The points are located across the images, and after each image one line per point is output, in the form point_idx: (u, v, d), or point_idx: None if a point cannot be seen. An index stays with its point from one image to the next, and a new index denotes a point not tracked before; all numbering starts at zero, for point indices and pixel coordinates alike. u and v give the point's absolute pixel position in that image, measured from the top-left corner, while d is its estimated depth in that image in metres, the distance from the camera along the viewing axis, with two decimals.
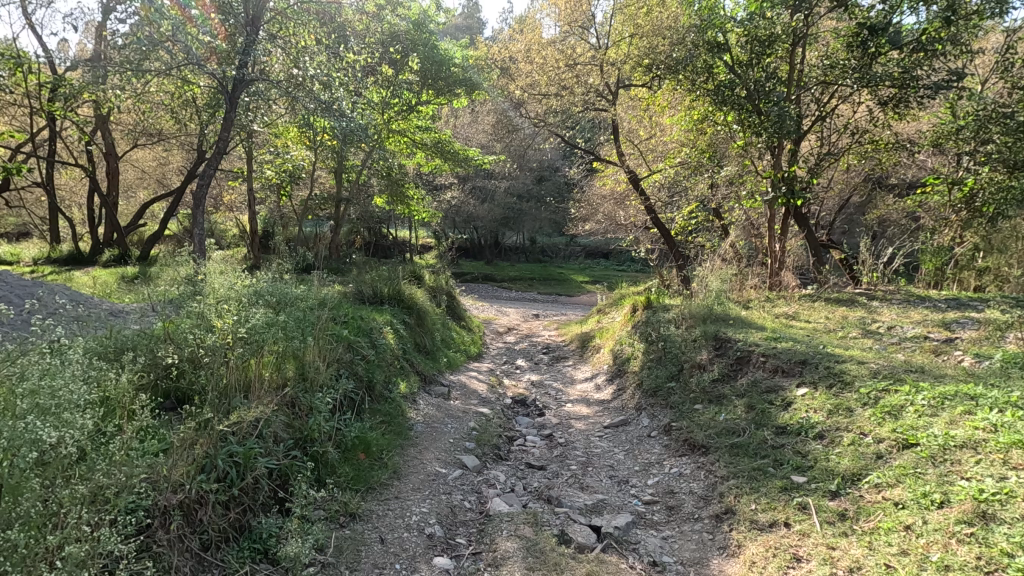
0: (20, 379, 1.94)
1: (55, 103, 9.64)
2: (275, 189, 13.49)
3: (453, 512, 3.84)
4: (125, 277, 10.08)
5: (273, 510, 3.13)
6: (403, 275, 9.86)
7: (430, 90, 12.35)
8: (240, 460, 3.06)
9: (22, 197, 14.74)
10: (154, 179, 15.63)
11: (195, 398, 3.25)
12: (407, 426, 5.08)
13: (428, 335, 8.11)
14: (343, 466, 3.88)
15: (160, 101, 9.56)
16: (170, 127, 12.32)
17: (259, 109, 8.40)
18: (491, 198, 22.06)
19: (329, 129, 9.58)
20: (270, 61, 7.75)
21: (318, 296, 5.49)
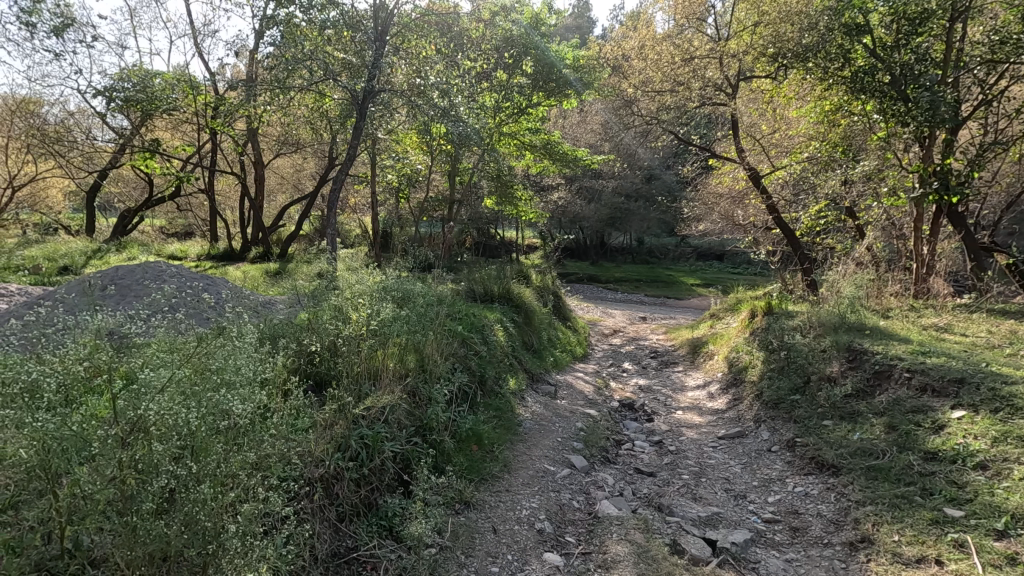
0: (207, 356, 2.26)
1: (218, 119, 11.05)
2: (394, 193, 14.41)
3: (562, 510, 3.88)
4: (269, 272, 11.35)
5: (397, 491, 3.37)
6: (512, 274, 10.09)
7: (541, 92, 12.51)
8: (369, 442, 3.33)
9: (189, 201, 17.07)
10: (292, 185, 17.35)
11: (332, 382, 3.59)
12: (516, 422, 5.21)
13: (535, 334, 8.23)
14: (458, 456, 4.07)
15: (300, 115, 10.61)
16: (307, 137, 13.61)
17: (383, 118, 9.02)
18: (598, 198, 21.85)
19: (445, 133, 10.06)
20: (395, 72, 8.31)
21: (435, 293, 5.80)
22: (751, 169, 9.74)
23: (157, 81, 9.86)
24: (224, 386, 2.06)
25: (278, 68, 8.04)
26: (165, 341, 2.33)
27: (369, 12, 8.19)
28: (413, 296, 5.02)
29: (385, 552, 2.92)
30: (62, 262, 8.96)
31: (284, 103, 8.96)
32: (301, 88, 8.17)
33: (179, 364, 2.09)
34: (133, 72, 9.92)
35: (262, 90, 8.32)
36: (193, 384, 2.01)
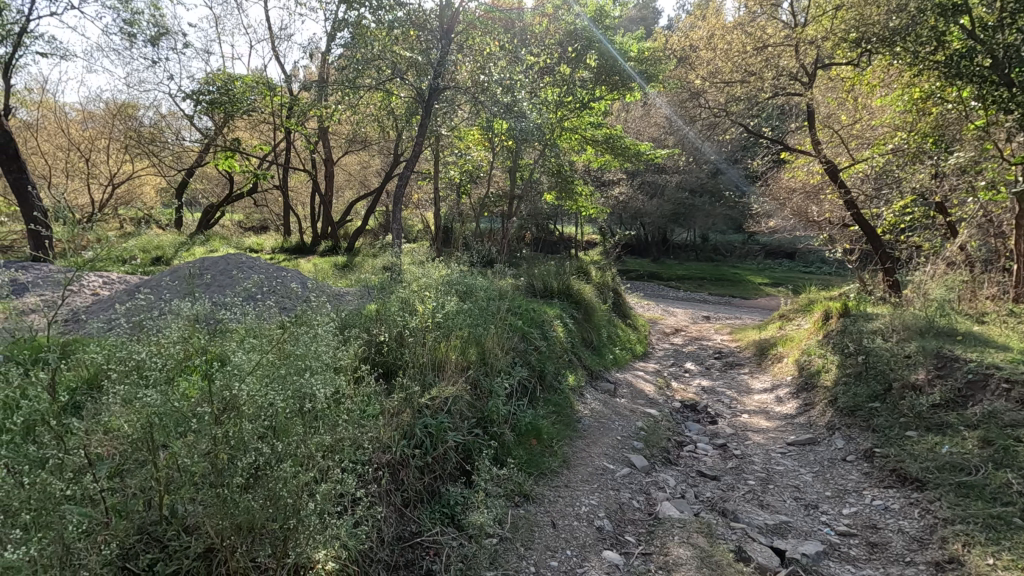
0: (291, 342, 2.39)
1: (293, 119, 11.64)
2: (456, 189, 14.66)
3: (621, 509, 3.83)
4: (337, 265, 11.87)
5: (459, 481, 3.45)
6: (571, 271, 10.04)
7: (604, 86, 12.15)
8: (433, 431, 3.42)
9: (265, 197, 18.07)
10: (359, 181, 18.00)
11: (398, 372, 3.70)
12: (575, 419, 5.19)
13: (595, 331, 8.16)
14: (518, 449, 4.10)
15: (369, 113, 10.95)
16: (374, 135, 14.09)
17: (447, 115, 9.20)
18: (661, 194, 21.36)
19: (507, 129, 10.14)
20: (458, 70, 8.43)
21: (497, 287, 5.86)
22: (827, 162, 9.36)
23: (237, 84, 10.48)
24: (307, 371, 2.18)
25: (349, 69, 8.35)
26: (252, 327, 2.49)
27: (434, 11, 8.20)
28: (475, 291, 5.10)
29: (447, 539, 2.99)
30: (155, 253, 9.73)
31: (354, 103, 9.31)
32: (370, 87, 8.45)
33: (267, 349, 2.23)
34: (216, 77, 10.57)
35: (334, 91, 8.68)
36: (278, 368, 2.13)
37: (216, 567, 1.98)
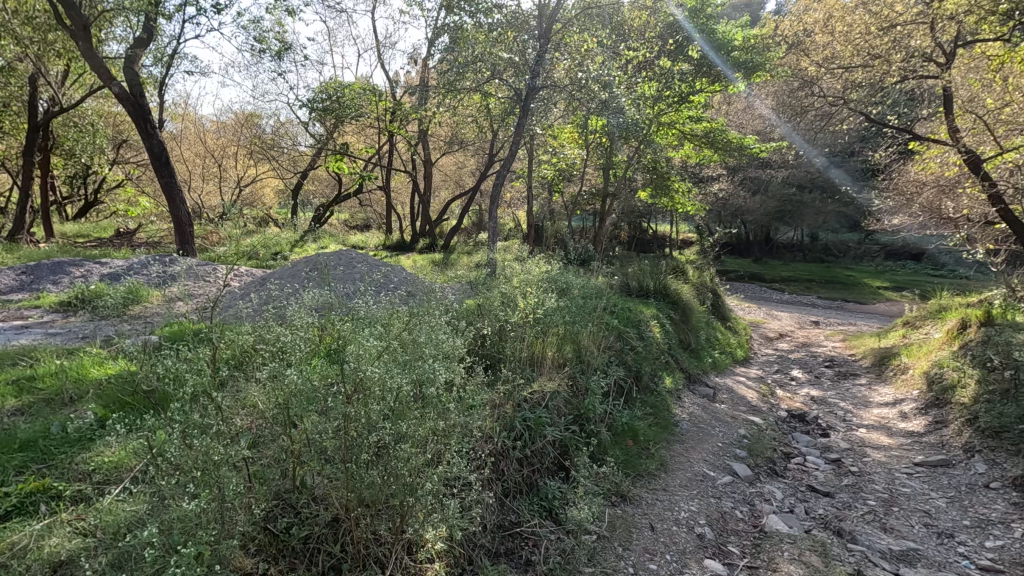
0: (410, 333, 2.53)
1: (396, 123, 12.23)
2: (549, 187, 14.71)
3: (723, 518, 3.68)
4: (435, 261, 12.32)
5: (557, 476, 3.48)
6: (667, 269, 9.73)
7: (705, 78, 11.70)
8: (532, 425, 3.49)
9: (370, 198, 19.23)
10: (454, 181, 18.62)
11: (499, 364, 3.79)
12: (672, 422, 5.04)
13: (693, 333, 7.86)
14: (615, 449, 4.06)
15: (468, 115, 11.23)
16: (471, 136, 14.47)
17: (544, 113, 9.17)
18: (766, 190, 20.10)
19: (604, 126, 10.00)
20: (557, 68, 8.35)
21: (593, 285, 5.81)
22: (968, 152, 8.24)
23: (349, 92, 11.24)
24: (425, 358, 2.31)
25: (450, 71, 8.48)
26: (374, 317, 2.67)
27: (534, 11, 8.17)
28: (572, 287, 5.08)
29: (546, 531, 3.03)
30: (275, 248, 10.65)
31: (454, 105, 9.59)
32: (470, 90, 8.60)
33: (392, 337, 2.39)
34: (331, 85, 11.36)
35: (435, 93, 8.99)
36: (401, 355, 2.29)
37: (341, 536, 2.14)
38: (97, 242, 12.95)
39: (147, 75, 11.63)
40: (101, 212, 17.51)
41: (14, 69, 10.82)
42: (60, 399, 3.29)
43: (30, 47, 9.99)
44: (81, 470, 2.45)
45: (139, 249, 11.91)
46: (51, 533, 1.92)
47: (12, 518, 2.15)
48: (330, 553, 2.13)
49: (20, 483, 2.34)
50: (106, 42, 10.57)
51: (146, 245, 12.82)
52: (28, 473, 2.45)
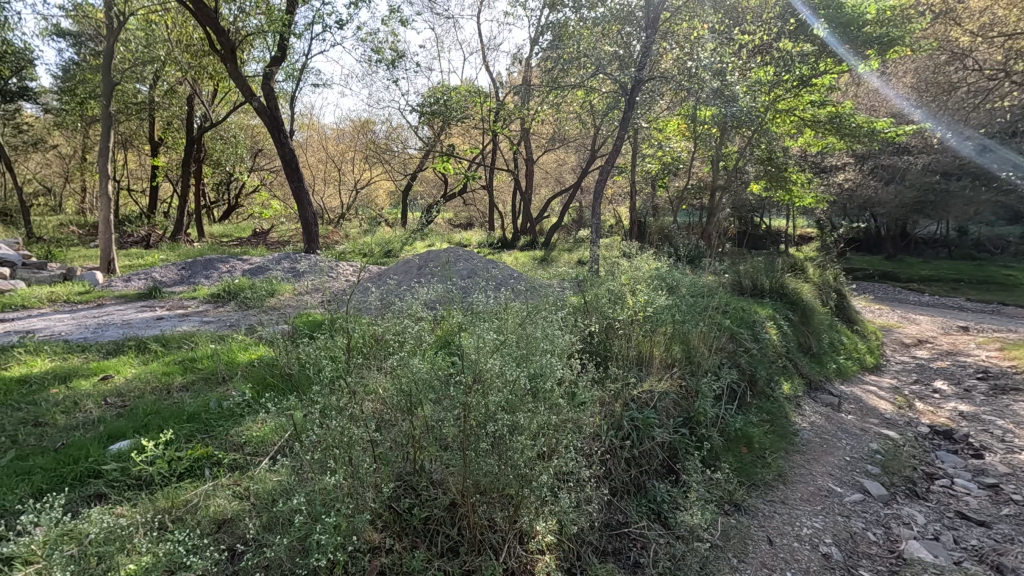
0: (524, 327, 2.59)
1: (500, 123, 12.46)
2: (654, 181, 14.24)
3: (853, 539, 3.35)
4: (536, 258, 12.42)
5: (666, 479, 3.38)
6: (784, 267, 9.04)
7: (829, 57, 10.60)
8: (640, 425, 3.41)
9: (473, 197, 19.82)
10: (555, 178, 18.65)
11: (606, 361, 3.75)
12: (792, 431, 4.68)
13: (814, 336, 7.24)
14: (728, 455, 3.85)
15: (571, 112, 11.17)
16: (573, 133, 14.38)
17: (650, 105, 8.86)
18: (902, 179, 17.98)
19: (714, 116, 9.48)
20: (665, 58, 8.01)
21: (704, 283, 5.55)
22: None
23: (456, 95, 11.65)
24: (540, 353, 2.35)
25: (553, 69, 8.39)
26: (488, 310, 2.76)
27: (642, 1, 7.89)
28: (682, 285, 4.88)
29: (655, 534, 2.96)
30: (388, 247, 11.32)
31: (557, 102, 9.57)
32: (573, 86, 8.53)
33: (509, 331, 2.47)
34: (438, 90, 11.85)
35: (539, 92, 9.01)
36: (518, 349, 2.36)
37: (458, 520, 2.24)
38: (238, 242, 14.54)
39: (281, 90, 12.90)
40: (241, 215, 19.60)
41: (176, 91, 12.48)
42: (216, 377, 3.76)
43: (189, 71, 11.42)
44: (235, 441, 2.79)
45: (273, 248, 13.22)
46: (216, 494, 2.20)
47: (185, 479, 2.50)
48: (448, 535, 2.24)
49: (189, 449, 2.71)
50: (247, 63, 11.85)
51: (278, 244, 14.18)
52: (195, 441, 2.82)
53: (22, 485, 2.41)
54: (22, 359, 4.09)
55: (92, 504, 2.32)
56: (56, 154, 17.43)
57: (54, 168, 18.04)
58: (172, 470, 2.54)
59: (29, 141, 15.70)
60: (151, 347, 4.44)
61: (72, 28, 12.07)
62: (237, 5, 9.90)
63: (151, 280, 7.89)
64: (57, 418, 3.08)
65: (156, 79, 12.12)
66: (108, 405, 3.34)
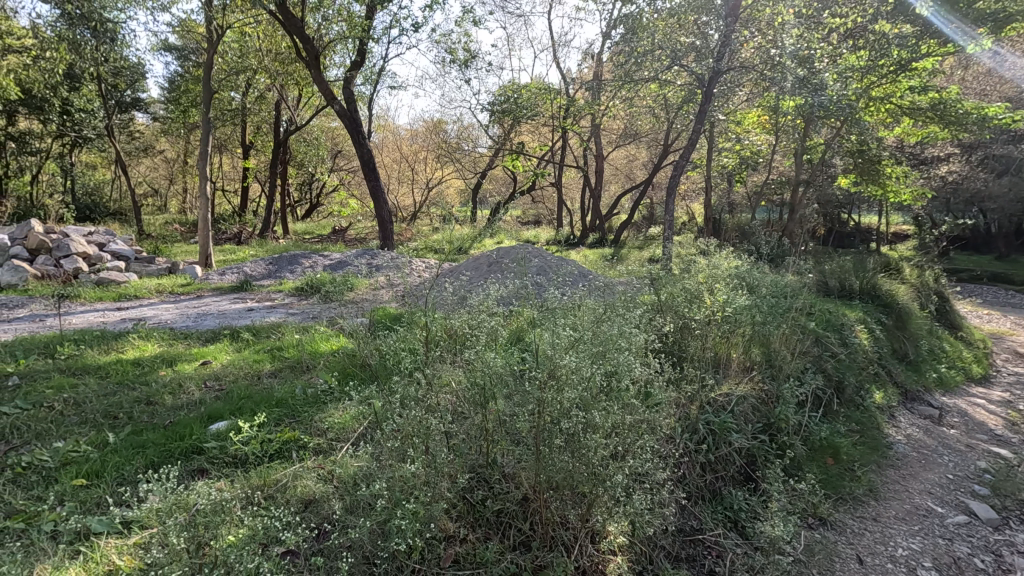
0: (598, 323, 2.56)
1: (570, 119, 12.36)
2: (730, 176, 13.63)
3: (957, 564, 3.07)
4: (606, 256, 12.23)
5: (743, 486, 3.24)
6: (877, 267, 8.38)
7: (933, 38, 9.60)
8: (716, 429, 3.28)
9: (542, 194, 19.80)
10: (625, 174, 18.27)
11: (681, 361, 3.64)
12: (884, 444, 4.34)
13: (911, 342, 6.66)
14: (812, 465, 3.63)
15: (644, 108, 10.89)
16: (645, 128, 14.00)
17: (728, 96, 8.47)
18: (1018, 170, 16.14)
19: (799, 106, 8.92)
20: (746, 47, 7.59)
21: (787, 283, 5.24)
22: None
23: (527, 92, 11.67)
24: (616, 351, 2.32)
25: (626, 62, 8.15)
26: (561, 306, 2.76)
27: None
28: (762, 285, 4.64)
29: (731, 543, 2.84)
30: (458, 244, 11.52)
31: (630, 97, 9.33)
32: (646, 80, 8.30)
33: (585, 327, 2.45)
34: (509, 88, 11.91)
35: (610, 87, 8.84)
36: (595, 345, 2.33)
37: (530, 515, 2.26)
38: (320, 239, 15.34)
39: (359, 93, 13.45)
40: (321, 213, 20.62)
41: (265, 97, 13.32)
42: (301, 366, 3.99)
43: (277, 78, 12.15)
44: (320, 427, 2.95)
45: (351, 245, 13.83)
46: (303, 475, 2.34)
47: (276, 460, 2.68)
48: (520, 529, 2.26)
49: (279, 432, 2.89)
50: (329, 68, 12.46)
51: (355, 241, 14.82)
52: (283, 425, 3.01)
53: (137, 457, 2.67)
54: (136, 343, 4.52)
55: (197, 478, 2.54)
56: (162, 158, 19.10)
57: (161, 171, 19.80)
58: (264, 451, 2.74)
59: (140, 146, 17.29)
60: (244, 336, 4.78)
61: (177, 42, 13.17)
62: (321, 13, 10.40)
63: (242, 274, 8.49)
64: (165, 398, 3.39)
65: (249, 87, 13.01)
66: (208, 388, 3.63)
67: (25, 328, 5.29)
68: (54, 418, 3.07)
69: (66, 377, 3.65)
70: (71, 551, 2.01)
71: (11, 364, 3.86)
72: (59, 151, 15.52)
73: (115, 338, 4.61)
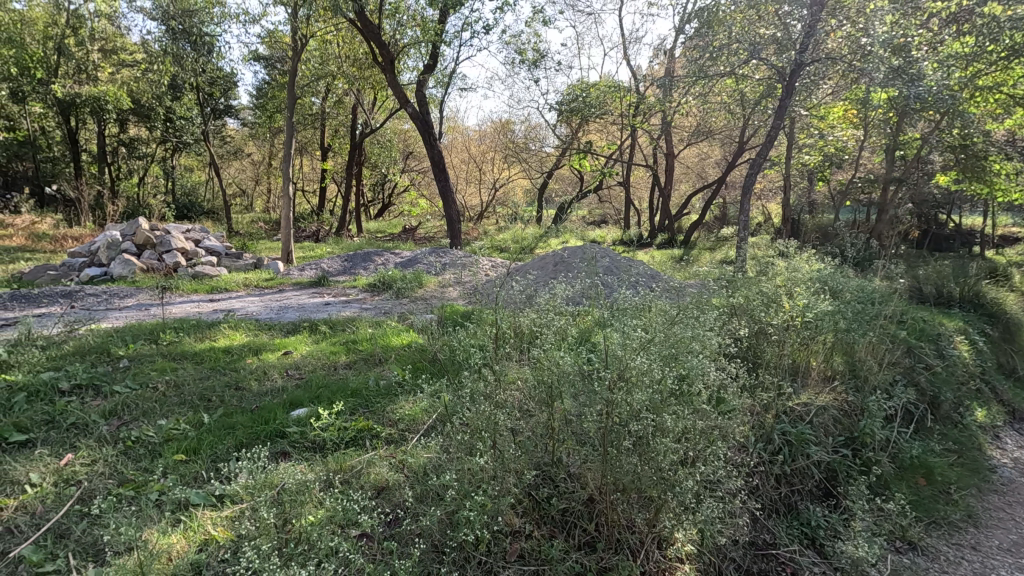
0: (669, 325, 2.50)
1: (640, 117, 12.09)
2: (812, 175, 12.85)
3: None
4: (675, 257, 11.89)
5: (822, 502, 3.06)
6: (980, 272, 7.63)
7: None
8: (792, 440, 3.11)
9: (609, 194, 19.51)
10: (696, 173, 17.65)
11: (757, 367, 3.48)
12: (986, 467, 3.95)
13: (1021, 356, 6.01)
14: (901, 485, 3.36)
15: (719, 103, 10.46)
16: (720, 124, 13.46)
17: (811, 90, 7.98)
18: None
19: (893, 98, 8.27)
20: (833, 37, 7.10)
21: (875, 288, 4.87)
22: None
23: (597, 90, 11.52)
24: (689, 355, 2.26)
25: (701, 57, 7.84)
26: (630, 307, 2.71)
27: None
28: (848, 289, 4.33)
29: (808, 562, 2.70)
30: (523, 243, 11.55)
31: (703, 93, 9.00)
32: (722, 75, 7.97)
33: (657, 328, 2.41)
34: (578, 87, 11.81)
35: (683, 83, 8.54)
36: (666, 348, 2.29)
37: (595, 516, 2.25)
38: (391, 237, 15.87)
39: (431, 95, 13.80)
40: (392, 212, 21.30)
41: (343, 102, 13.96)
42: (373, 358, 4.17)
43: (355, 83, 12.71)
44: (391, 418, 3.07)
45: (421, 244, 14.24)
46: (376, 463, 2.46)
47: (351, 447, 2.81)
48: (585, 529, 2.26)
49: (354, 421, 3.03)
50: (402, 72, 12.88)
51: (424, 240, 15.22)
52: (357, 414, 3.16)
53: (228, 437, 2.88)
54: (226, 333, 4.88)
55: (280, 460, 2.72)
56: (250, 161, 20.41)
57: (248, 173, 21.19)
58: (341, 438, 2.89)
59: (231, 150, 18.57)
60: (322, 328, 5.04)
61: (265, 52, 14.05)
62: (396, 20, 10.96)
63: (320, 270, 8.95)
64: (252, 384, 3.64)
65: (329, 92, 13.68)
66: (289, 376, 3.87)
67: (132, 316, 5.83)
68: (157, 398, 3.37)
69: (168, 362, 4.01)
70: (173, 519, 2.21)
71: (121, 348, 4.27)
72: (162, 156, 16.97)
73: (209, 328, 5.00)
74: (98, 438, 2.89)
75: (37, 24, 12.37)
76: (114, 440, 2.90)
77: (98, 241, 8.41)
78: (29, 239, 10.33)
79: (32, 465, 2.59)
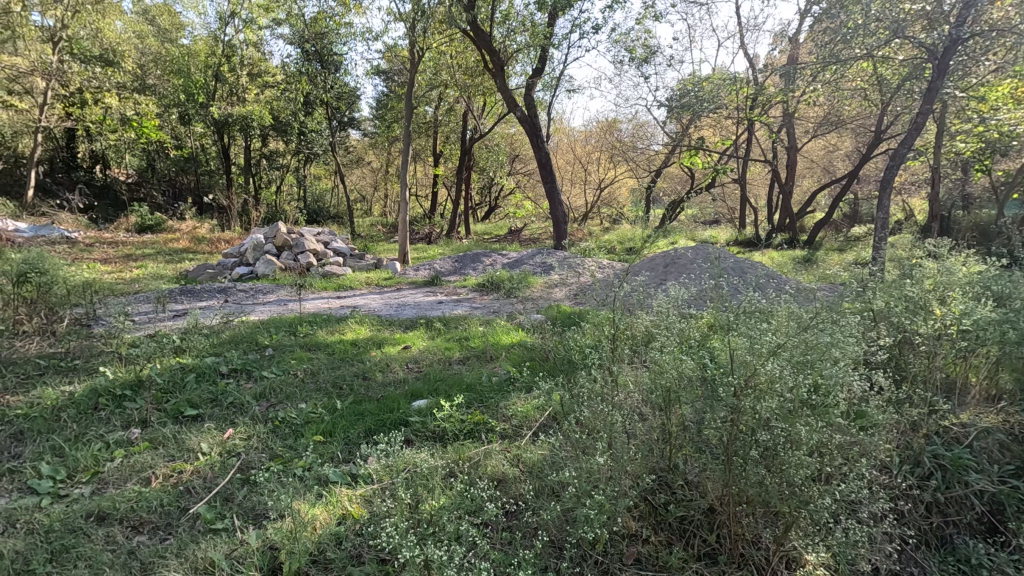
0: (802, 328, 2.33)
1: (756, 110, 11.32)
2: (968, 165, 11.25)
3: None
4: (795, 258, 11.02)
5: (983, 536, 2.67)
6: None
7: None
8: (948, 464, 2.75)
9: (722, 193, 18.48)
10: (822, 168, 16.18)
11: (902, 380, 3.14)
12: None
13: None
14: None
15: (852, 89, 9.48)
16: (851, 112, 12.23)
17: (967, 69, 6.99)
18: None
19: None
20: (999, 6, 6.17)
21: None
22: None
23: (709, 83, 10.92)
24: (828, 363, 2.08)
25: (832, 41, 7.19)
26: (755, 311, 2.57)
27: None
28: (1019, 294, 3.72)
29: None
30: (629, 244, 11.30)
31: (833, 80, 8.26)
32: (855, 60, 7.26)
33: (788, 333, 2.23)
34: (690, 82, 11.29)
35: (810, 70, 7.87)
36: (800, 354, 2.12)
37: (717, 529, 2.16)
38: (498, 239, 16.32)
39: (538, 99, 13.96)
40: (499, 215, 21.83)
41: (455, 109, 14.58)
42: (484, 355, 4.32)
43: (466, 91, 13.19)
44: (504, 413, 3.16)
45: (526, 245, 14.44)
46: (494, 456, 2.56)
47: (467, 438, 2.95)
48: (705, 540, 2.17)
49: (470, 414, 3.17)
50: (511, 77, 13.17)
51: (530, 242, 15.41)
52: (473, 408, 3.28)
53: (359, 423, 3.14)
54: (353, 327, 5.30)
55: (404, 445, 2.92)
56: (370, 169, 21.96)
57: (368, 180, 22.78)
58: (458, 429, 3.03)
59: (353, 159, 20.10)
60: (436, 325, 5.31)
61: (385, 67, 15.10)
62: (506, 27, 11.06)
63: (434, 270, 9.43)
64: (376, 374, 3.94)
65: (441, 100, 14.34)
66: (408, 368, 4.14)
67: (274, 310, 6.53)
68: (298, 383, 3.75)
69: (305, 352, 4.45)
70: (317, 492, 2.46)
71: (267, 338, 4.81)
72: (296, 166, 18.82)
73: (338, 321, 5.47)
74: (252, 417, 3.29)
75: (200, 55, 14.24)
76: (264, 419, 3.28)
77: (246, 242, 9.50)
78: (191, 242, 11.94)
79: (203, 435, 3.01)
